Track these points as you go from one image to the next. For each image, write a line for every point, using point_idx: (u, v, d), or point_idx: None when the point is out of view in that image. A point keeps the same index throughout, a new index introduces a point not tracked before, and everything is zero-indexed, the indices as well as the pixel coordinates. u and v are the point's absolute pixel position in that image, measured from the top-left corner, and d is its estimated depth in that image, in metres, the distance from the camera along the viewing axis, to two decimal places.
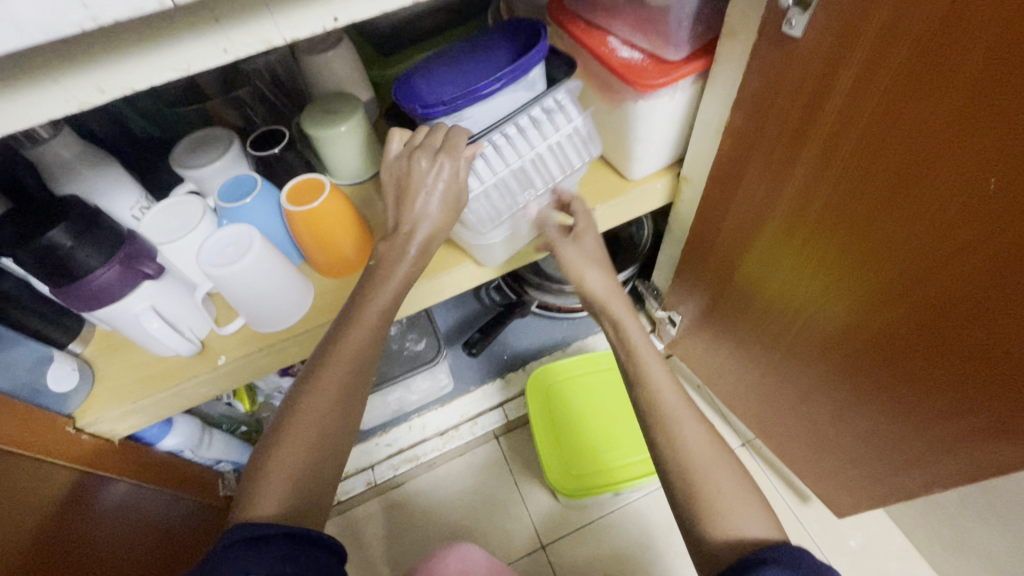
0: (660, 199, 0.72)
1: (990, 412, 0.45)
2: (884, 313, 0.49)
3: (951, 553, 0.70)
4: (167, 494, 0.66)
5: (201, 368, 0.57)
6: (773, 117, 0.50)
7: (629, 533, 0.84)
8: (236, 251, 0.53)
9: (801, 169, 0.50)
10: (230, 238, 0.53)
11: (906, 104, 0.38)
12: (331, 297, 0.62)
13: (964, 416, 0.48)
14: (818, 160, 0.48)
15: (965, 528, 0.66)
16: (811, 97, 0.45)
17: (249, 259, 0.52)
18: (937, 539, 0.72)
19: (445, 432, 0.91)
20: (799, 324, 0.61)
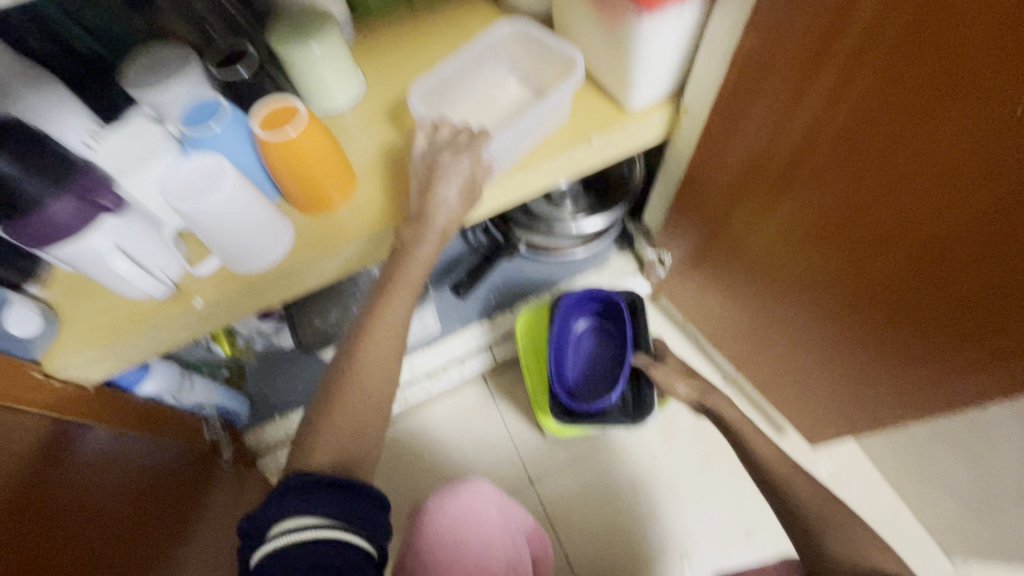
0: (658, 132, 0.68)
1: (980, 347, 0.46)
2: (884, 249, 0.49)
3: (914, 477, 0.75)
4: (152, 436, 0.64)
5: (177, 311, 0.54)
6: (791, 39, 0.47)
7: (615, 466, 0.87)
8: (205, 183, 0.48)
9: (816, 97, 0.47)
10: (198, 168, 0.49)
11: (936, 28, 0.35)
12: (313, 235, 0.58)
13: (954, 350, 0.49)
14: (835, 87, 0.45)
15: (931, 456, 0.70)
16: (834, 18, 0.42)
17: (222, 192, 0.48)
18: (902, 466, 0.76)
19: (433, 373, 0.89)
20: (798, 260, 0.61)
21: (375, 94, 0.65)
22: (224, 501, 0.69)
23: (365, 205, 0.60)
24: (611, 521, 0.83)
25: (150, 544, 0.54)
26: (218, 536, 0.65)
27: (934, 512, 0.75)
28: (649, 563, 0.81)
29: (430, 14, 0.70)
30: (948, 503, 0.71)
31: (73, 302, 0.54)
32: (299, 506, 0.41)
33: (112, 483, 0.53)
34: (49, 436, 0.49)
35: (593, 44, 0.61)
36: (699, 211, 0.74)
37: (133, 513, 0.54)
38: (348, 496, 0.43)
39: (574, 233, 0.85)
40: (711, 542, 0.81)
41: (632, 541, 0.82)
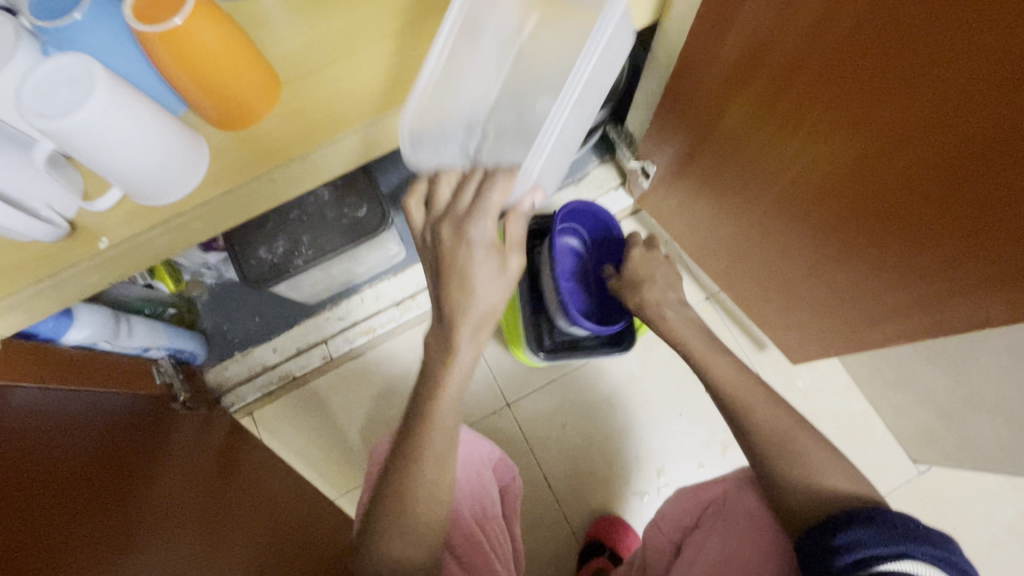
0: (644, 15, 0.54)
1: (989, 263, 0.43)
2: (896, 153, 0.43)
3: (890, 388, 0.75)
4: (91, 383, 0.57)
5: (82, 254, 0.46)
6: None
7: (594, 387, 0.85)
8: (74, 90, 0.38)
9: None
10: (58, 71, 0.39)
11: None
12: (234, 156, 0.49)
13: (960, 266, 0.45)
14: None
15: (910, 370, 0.69)
16: None
17: (96, 100, 0.39)
18: (880, 377, 0.76)
19: (401, 303, 0.83)
20: (795, 172, 0.55)
21: None
22: (192, 440, 0.65)
23: (293, 119, 0.49)
24: (590, 440, 0.83)
25: (130, 488, 0.49)
26: (199, 469, 0.61)
27: (904, 420, 0.77)
28: (626, 476, 0.82)
29: None
30: (921, 411, 0.72)
31: None
32: None
33: (68, 432, 0.48)
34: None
35: None
36: (688, 114, 0.65)
37: (97, 460, 0.48)
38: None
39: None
40: (687, 455, 0.82)
41: (609, 457, 0.83)
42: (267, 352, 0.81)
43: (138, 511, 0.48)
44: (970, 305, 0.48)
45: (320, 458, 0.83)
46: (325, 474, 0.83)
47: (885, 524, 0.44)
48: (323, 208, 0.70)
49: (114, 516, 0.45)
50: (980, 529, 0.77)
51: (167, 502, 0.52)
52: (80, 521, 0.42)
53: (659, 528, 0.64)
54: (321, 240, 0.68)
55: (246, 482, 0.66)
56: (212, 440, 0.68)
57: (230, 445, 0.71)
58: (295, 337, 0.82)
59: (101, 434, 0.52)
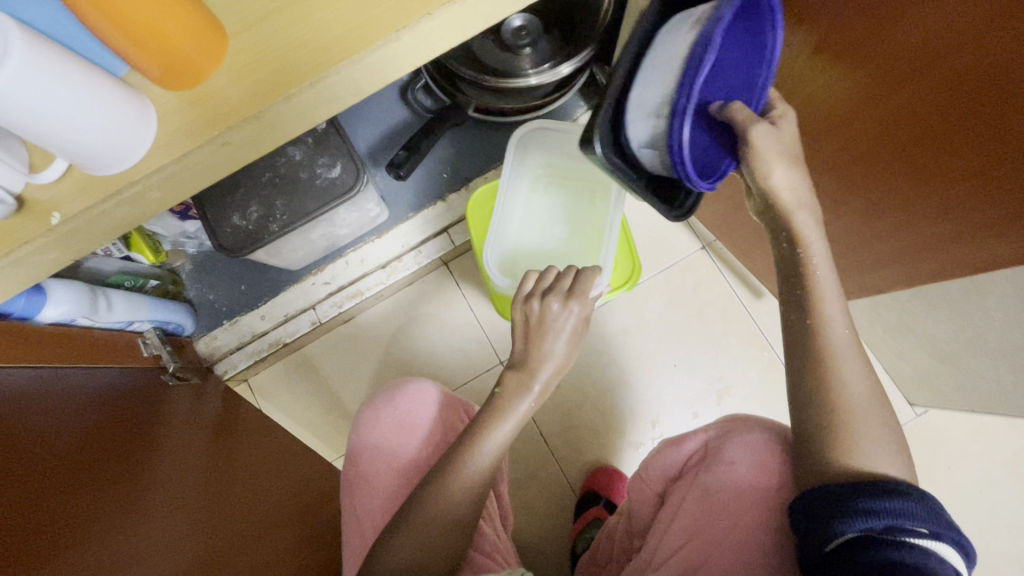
0: None
1: (975, 215, 0.42)
2: (920, 81, 0.38)
3: (890, 333, 0.73)
4: (77, 363, 0.56)
5: (34, 232, 0.44)
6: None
7: (587, 342, 0.84)
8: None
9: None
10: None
11: None
12: (185, 120, 0.46)
13: (946, 218, 0.44)
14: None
15: (909, 314, 0.67)
16: None
17: (18, 59, 0.36)
18: (880, 323, 0.74)
19: (388, 265, 0.81)
20: (802, 109, 0.50)
21: None
22: (186, 413, 0.65)
23: (244, 76, 0.45)
24: (584, 394, 0.83)
25: (125, 467, 0.49)
26: (196, 441, 0.61)
27: (903, 364, 0.75)
28: (620, 428, 0.83)
29: None
30: (921, 356, 0.70)
31: None
32: None
33: (67, 409, 0.49)
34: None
35: None
36: None
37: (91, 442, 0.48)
38: None
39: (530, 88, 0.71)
40: (682, 406, 0.82)
41: (604, 411, 0.83)
42: (256, 320, 0.80)
43: (134, 491, 0.48)
44: (972, 247, 0.45)
45: (318, 421, 0.84)
46: (324, 437, 0.84)
47: (927, 505, 0.44)
48: (295, 169, 0.67)
49: (110, 499, 0.45)
50: (974, 467, 0.78)
51: (165, 478, 0.53)
52: (77, 506, 0.42)
53: (642, 477, 0.64)
54: (295, 204, 0.66)
55: (243, 448, 0.67)
56: (208, 411, 0.69)
57: (225, 413, 0.71)
58: (283, 304, 0.80)
59: (92, 411, 0.51)
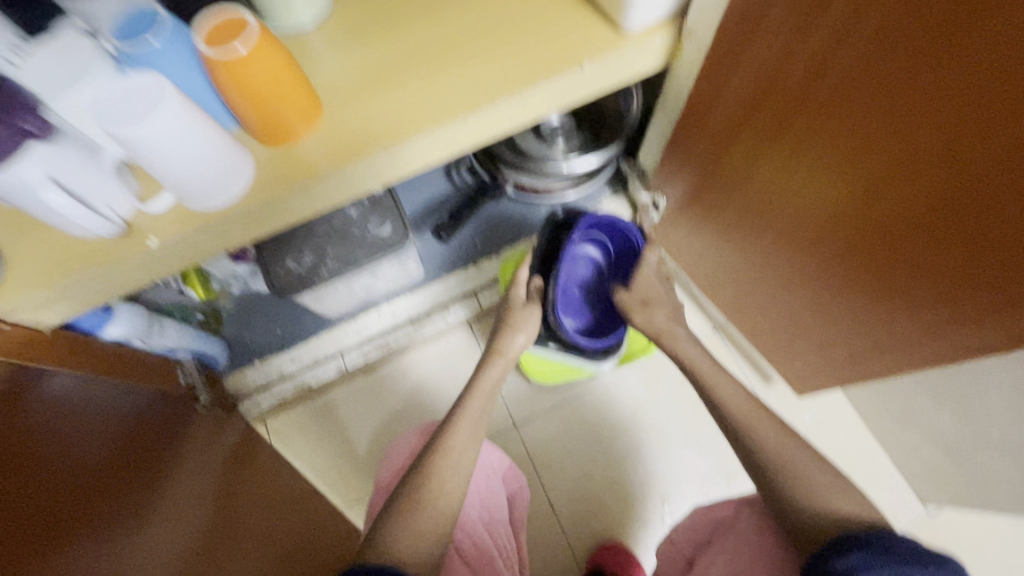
0: (656, 60, 0.60)
1: (965, 303, 0.47)
2: (911, 177, 0.43)
3: (896, 426, 0.75)
4: (116, 381, 0.59)
5: (130, 251, 0.50)
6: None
7: (599, 411, 0.86)
8: (150, 99, 0.43)
9: (831, 12, 0.41)
10: (130, 86, 0.43)
11: None
12: (276, 170, 0.53)
13: (938, 305, 0.49)
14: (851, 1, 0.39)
15: (914, 406, 0.70)
16: None
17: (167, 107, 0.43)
18: (888, 414, 0.76)
19: (416, 319, 0.87)
20: (802, 204, 0.57)
21: (340, 8, 0.58)
22: (205, 443, 0.66)
23: (331, 140, 0.54)
24: (594, 464, 0.84)
25: (132, 486, 0.50)
26: (211, 471, 0.62)
27: (911, 459, 0.76)
28: (628, 502, 0.82)
29: None
30: (929, 450, 0.72)
31: (15, 239, 0.50)
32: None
33: (98, 420, 0.51)
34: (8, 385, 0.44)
35: None
36: (698, 149, 0.69)
37: (104, 454, 0.49)
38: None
39: (562, 171, 0.79)
40: (691, 484, 0.82)
41: (613, 483, 0.83)
42: (286, 361, 0.84)
43: (137, 510, 0.48)
44: (965, 335, 0.49)
45: (328, 468, 0.85)
46: (332, 485, 0.84)
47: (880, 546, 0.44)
48: (348, 225, 0.74)
49: (109, 514, 0.45)
50: None
51: (169, 502, 0.53)
52: (76, 512, 0.42)
53: None
54: (343, 253, 0.73)
55: (253, 485, 0.68)
56: (225, 441, 0.71)
57: (243, 449, 0.73)
58: (313, 348, 0.85)
59: (120, 426, 0.54)
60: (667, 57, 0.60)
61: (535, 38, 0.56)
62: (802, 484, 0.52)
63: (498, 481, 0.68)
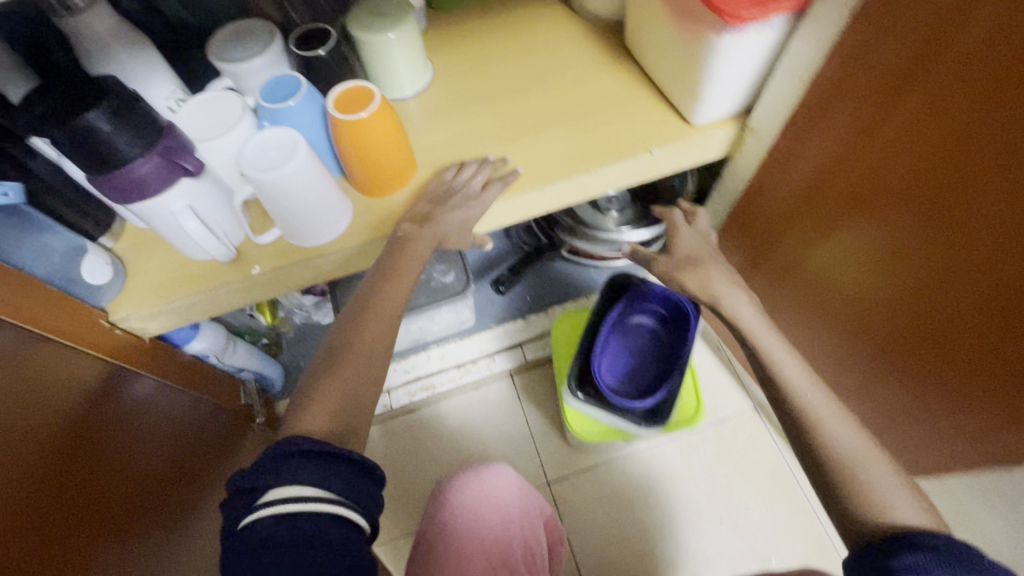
0: (718, 150, 0.65)
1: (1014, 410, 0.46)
2: (964, 275, 0.45)
3: None
4: (184, 391, 0.64)
5: (235, 277, 0.56)
6: (874, 61, 0.45)
7: (634, 478, 0.86)
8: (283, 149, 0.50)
9: (891, 122, 0.46)
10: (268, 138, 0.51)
11: (1001, 105, 0.36)
12: (369, 218, 0.59)
13: (990, 408, 0.49)
14: (909, 114, 0.44)
15: (968, 511, 0.67)
16: (908, 67, 0.42)
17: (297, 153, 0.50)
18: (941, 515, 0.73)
19: (463, 364, 0.90)
20: (859, 290, 0.58)
21: (439, 84, 0.67)
22: (244, 462, 0.69)
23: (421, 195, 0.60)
24: (625, 533, 0.83)
25: (163, 497, 0.52)
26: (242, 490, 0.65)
27: None
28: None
29: (501, 13, 0.71)
30: None
31: (137, 256, 0.57)
32: (301, 475, 0.38)
33: (149, 430, 0.54)
34: (98, 385, 0.50)
35: (664, 53, 0.59)
36: (753, 232, 0.73)
37: (147, 462, 0.51)
38: (359, 480, 0.41)
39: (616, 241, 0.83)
40: (724, 567, 0.80)
41: (642, 555, 0.81)
42: None
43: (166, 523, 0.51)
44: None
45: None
46: None
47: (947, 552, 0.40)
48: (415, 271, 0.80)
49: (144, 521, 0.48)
50: None
51: (193, 521, 0.55)
52: (116, 512, 0.45)
53: None
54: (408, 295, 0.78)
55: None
56: None
57: None
58: None
59: (166, 438, 0.56)
60: (728, 149, 0.65)
61: (611, 125, 0.62)
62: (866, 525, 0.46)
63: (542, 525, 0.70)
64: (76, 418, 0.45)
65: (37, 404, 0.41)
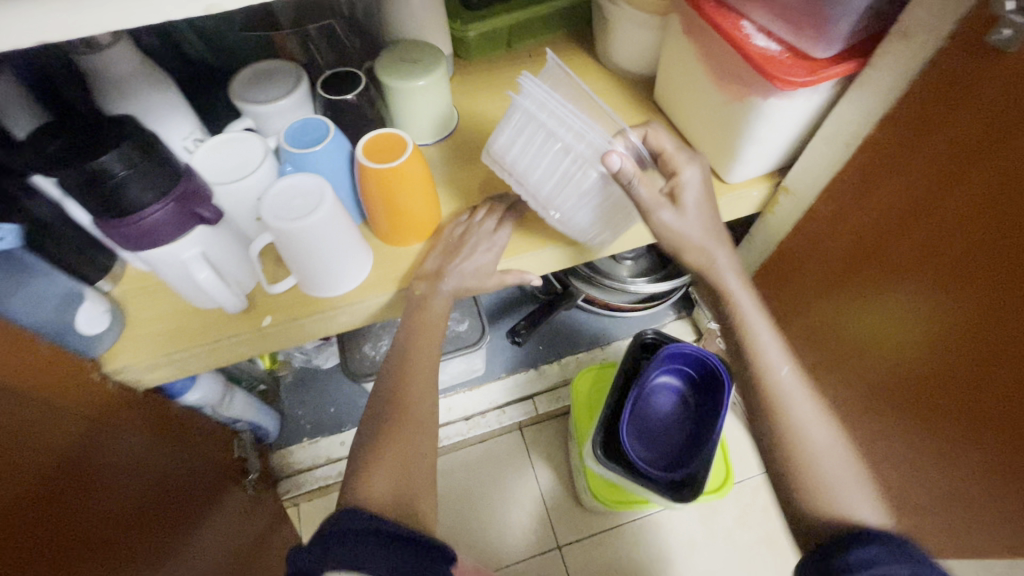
0: (751, 208, 0.63)
1: None
2: (1003, 368, 0.43)
3: None
4: (170, 446, 0.57)
5: (243, 328, 0.52)
6: (962, 115, 0.40)
7: (652, 548, 0.81)
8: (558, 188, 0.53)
9: (968, 183, 0.41)
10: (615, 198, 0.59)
11: None
12: (389, 268, 0.56)
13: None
14: (996, 168, 0.39)
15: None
16: (967, 145, 0.40)
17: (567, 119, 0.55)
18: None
19: (472, 418, 0.86)
20: (888, 365, 0.56)
21: (465, 131, 0.65)
22: (228, 530, 0.62)
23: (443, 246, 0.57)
24: None
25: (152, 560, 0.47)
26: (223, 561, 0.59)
27: None
28: None
29: (530, 65, 0.71)
30: None
31: (140, 301, 0.53)
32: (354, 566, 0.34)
33: (142, 493, 0.49)
34: (80, 442, 0.44)
35: (699, 109, 0.58)
36: (778, 295, 0.71)
37: (140, 517, 0.47)
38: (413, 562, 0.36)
39: (623, 289, 0.81)
40: None
41: None
42: (335, 445, 0.84)
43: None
44: None
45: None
46: None
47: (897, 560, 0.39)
48: None
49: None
50: None
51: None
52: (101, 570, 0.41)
53: None
54: None
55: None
56: (252, 527, 0.67)
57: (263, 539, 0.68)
58: None
59: (159, 497, 0.52)
60: (760, 207, 0.64)
61: None
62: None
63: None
64: (76, 477, 0.41)
65: (28, 435, 0.38)
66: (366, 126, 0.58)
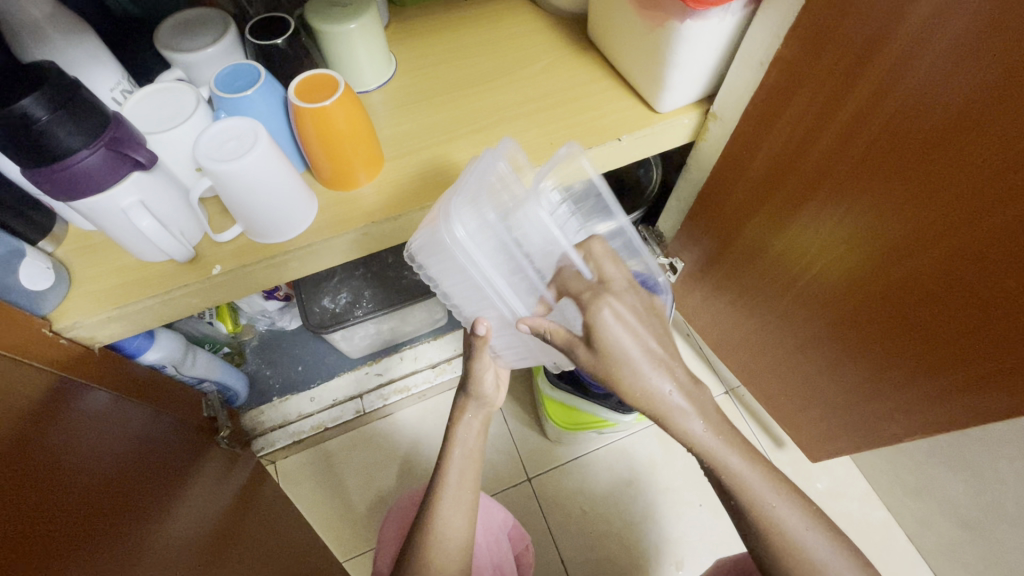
0: (683, 136, 0.66)
1: (959, 372, 0.51)
2: (919, 251, 0.48)
3: (932, 484, 0.84)
4: (138, 402, 0.59)
5: (192, 278, 0.53)
6: (846, 27, 0.44)
7: (613, 469, 0.94)
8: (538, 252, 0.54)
9: (856, 94, 0.46)
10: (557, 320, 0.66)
11: (948, 83, 0.39)
12: (336, 212, 0.57)
13: (938, 373, 0.54)
14: (877, 77, 0.44)
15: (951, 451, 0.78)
16: (862, 47, 0.44)
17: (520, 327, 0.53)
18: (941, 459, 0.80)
19: (437, 365, 0.93)
20: (818, 271, 0.61)
21: (405, 76, 0.65)
22: (215, 477, 0.65)
23: (389, 187, 0.58)
24: (611, 523, 0.91)
25: (142, 494, 0.50)
26: (216, 502, 0.62)
27: (944, 512, 0.84)
28: (643, 562, 0.88)
29: (467, 7, 0.71)
30: (958, 496, 0.81)
31: (84, 259, 0.53)
32: None
33: (117, 437, 0.51)
34: (46, 396, 0.45)
35: (626, 40, 0.60)
36: (714, 224, 0.75)
37: (121, 456, 0.50)
38: None
39: None
40: (706, 548, 0.89)
41: (629, 539, 0.90)
42: (305, 401, 0.89)
43: (135, 532, 0.46)
44: (967, 406, 0.53)
45: (321, 526, 0.88)
46: (342, 536, 0.88)
47: None
48: (386, 269, 0.81)
49: (116, 535, 0.44)
50: None
51: (165, 531, 0.50)
52: (96, 501, 0.43)
53: None
54: (384, 294, 0.79)
55: (256, 528, 0.67)
56: (236, 475, 0.70)
57: (250, 488, 0.72)
58: (333, 390, 0.90)
59: (138, 444, 0.54)
60: (693, 135, 0.67)
61: (579, 114, 0.62)
62: (795, 547, 0.50)
63: (504, 537, 0.75)
64: (50, 422, 0.43)
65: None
66: (300, 72, 0.58)
